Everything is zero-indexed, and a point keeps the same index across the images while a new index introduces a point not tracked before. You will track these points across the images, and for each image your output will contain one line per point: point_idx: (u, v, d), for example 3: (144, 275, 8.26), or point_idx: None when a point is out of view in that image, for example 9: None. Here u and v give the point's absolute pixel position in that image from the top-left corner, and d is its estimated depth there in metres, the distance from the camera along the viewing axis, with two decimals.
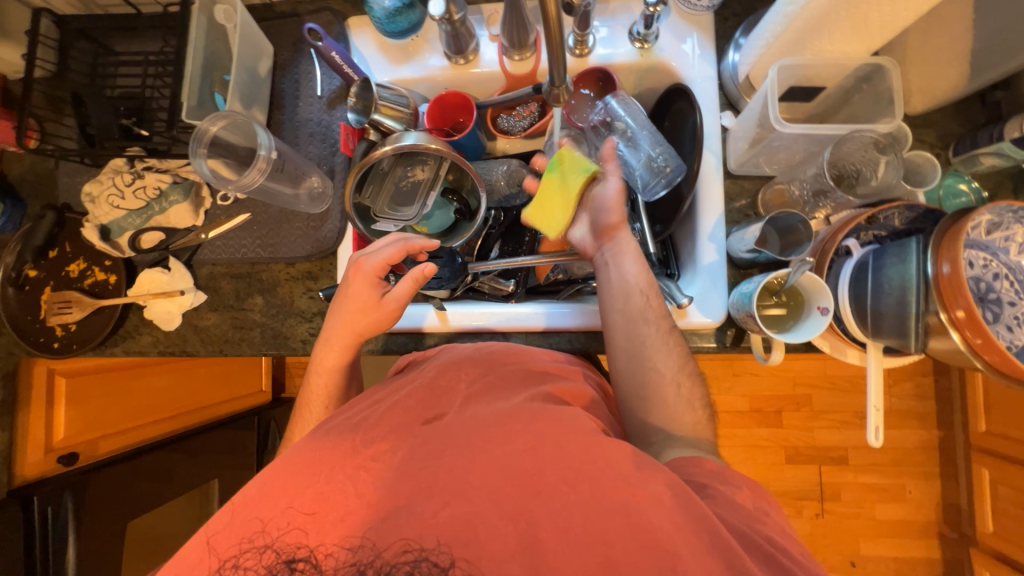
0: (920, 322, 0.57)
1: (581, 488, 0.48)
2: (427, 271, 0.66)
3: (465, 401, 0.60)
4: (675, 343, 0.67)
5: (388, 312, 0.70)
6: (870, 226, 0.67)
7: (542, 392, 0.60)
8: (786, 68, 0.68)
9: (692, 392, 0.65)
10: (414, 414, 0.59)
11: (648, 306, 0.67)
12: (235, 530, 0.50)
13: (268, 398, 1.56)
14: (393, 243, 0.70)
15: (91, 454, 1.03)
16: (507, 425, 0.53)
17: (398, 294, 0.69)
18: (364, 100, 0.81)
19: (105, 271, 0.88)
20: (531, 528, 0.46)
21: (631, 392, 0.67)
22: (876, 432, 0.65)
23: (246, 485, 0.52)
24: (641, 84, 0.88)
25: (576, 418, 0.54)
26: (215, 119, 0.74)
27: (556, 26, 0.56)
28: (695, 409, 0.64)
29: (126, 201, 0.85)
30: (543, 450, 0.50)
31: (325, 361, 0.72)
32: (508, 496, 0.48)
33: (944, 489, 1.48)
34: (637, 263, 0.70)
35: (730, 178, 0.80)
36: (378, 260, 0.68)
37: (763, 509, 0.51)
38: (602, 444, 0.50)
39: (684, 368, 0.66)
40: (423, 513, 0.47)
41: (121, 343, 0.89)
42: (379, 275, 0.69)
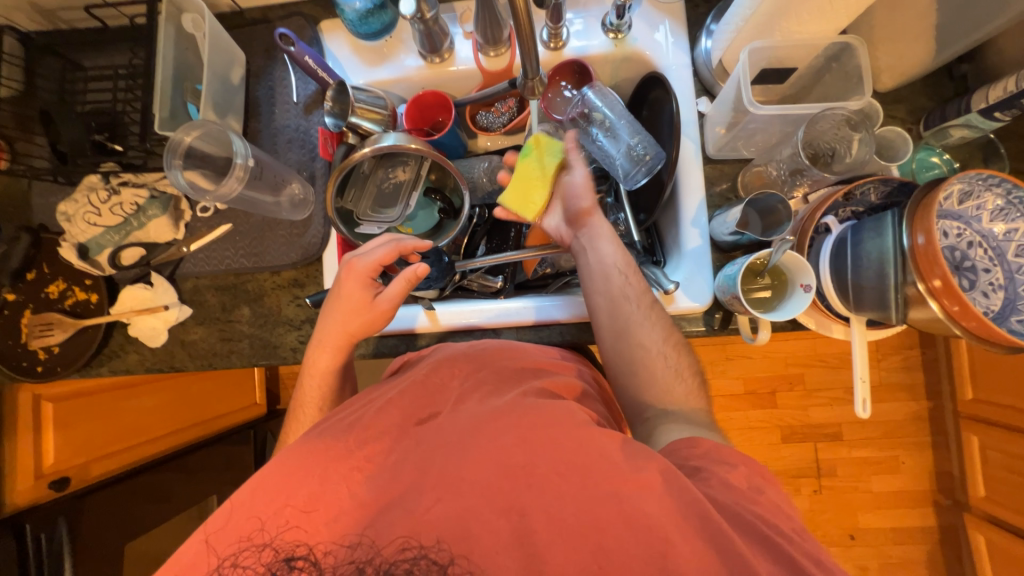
0: (899, 293, 0.58)
1: (575, 477, 0.48)
2: (420, 271, 0.67)
3: (458, 398, 0.60)
4: (658, 315, 0.68)
5: (381, 313, 0.70)
6: (848, 203, 0.68)
7: (536, 387, 0.60)
8: (758, 51, 0.69)
9: (680, 360, 0.66)
10: (408, 412, 0.59)
11: (627, 283, 0.69)
12: (231, 534, 0.49)
13: (262, 411, 1.54)
14: (385, 243, 0.70)
15: (83, 478, 1.01)
16: (498, 421, 0.53)
17: (390, 295, 0.69)
18: (341, 104, 0.80)
19: (85, 290, 0.86)
20: (524, 519, 0.47)
21: (620, 369, 0.67)
22: (864, 403, 0.67)
23: (246, 483, 0.52)
24: (616, 75, 0.88)
25: (570, 412, 0.54)
26: (188, 129, 0.74)
27: (527, 20, 0.56)
28: (682, 377, 0.65)
29: (102, 218, 0.83)
30: (535, 446, 0.50)
31: (319, 363, 0.71)
32: (502, 488, 0.48)
33: (935, 457, 1.51)
34: (611, 243, 0.72)
35: (709, 163, 0.81)
36: (370, 260, 0.68)
37: (759, 488, 0.50)
38: (594, 437, 0.51)
39: (670, 341, 0.67)
40: (421, 512, 0.47)
41: (107, 362, 0.87)
42: (371, 275, 0.69)
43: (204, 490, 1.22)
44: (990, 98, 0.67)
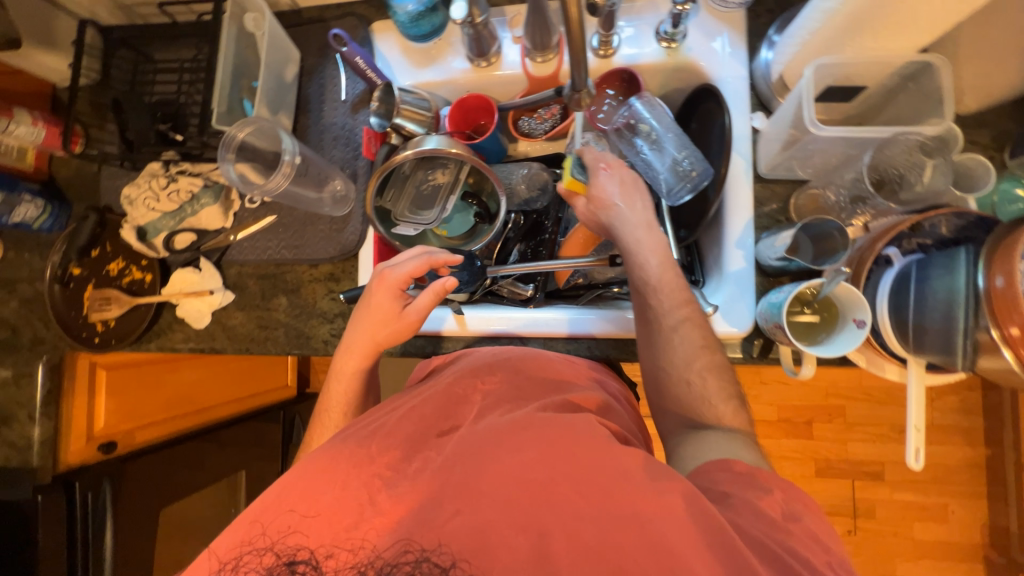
0: (969, 338, 0.53)
1: (598, 503, 0.46)
2: (449, 284, 0.66)
3: (481, 411, 0.59)
4: (687, 335, 0.63)
5: (408, 324, 0.70)
6: (913, 234, 0.63)
7: (558, 401, 0.58)
8: (824, 67, 0.64)
9: (708, 385, 0.61)
10: (429, 422, 0.58)
11: (650, 301, 0.66)
12: (238, 526, 0.50)
13: (292, 394, 1.59)
14: (417, 256, 0.70)
15: (129, 443, 1.07)
16: (519, 433, 0.52)
17: (418, 307, 0.69)
18: (386, 104, 0.82)
19: (141, 270, 0.92)
20: (543, 538, 0.45)
21: (647, 384, 0.67)
22: (917, 454, 0.61)
23: (257, 497, 0.51)
24: (666, 84, 0.85)
25: (591, 427, 0.52)
26: (243, 124, 0.76)
27: (584, 68, 0.63)
28: (713, 404, 0.61)
29: (161, 203, 0.88)
30: (556, 462, 0.48)
31: (344, 367, 0.72)
32: (522, 505, 0.47)
33: (991, 510, 1.38)
34: (641, 255, 0.68)
35: (760, 182, 0.76)
36: (402, 273, 0.68)
37: (793, 516, 0.47)
38: (615, 455, 0.48)
39: (695, 365, 0.62)
40: (438, 521, 0.47)
41: (155, 339, 0.92)
42: (402, 287, 0.69)
43: (236, 463, 1.27)
44: None
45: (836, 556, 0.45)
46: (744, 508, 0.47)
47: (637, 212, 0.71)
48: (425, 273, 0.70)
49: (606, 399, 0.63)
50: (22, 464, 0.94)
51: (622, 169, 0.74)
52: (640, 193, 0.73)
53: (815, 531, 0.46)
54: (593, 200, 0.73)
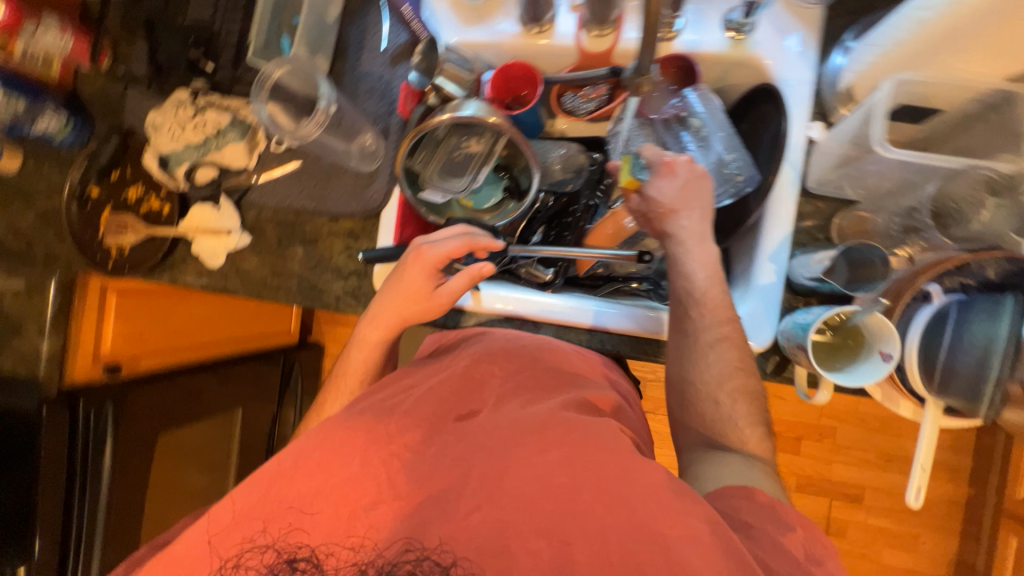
0: (999, 388, 0.56)
1: (624, 517, 0.45)
2: (486, 270, 0.67)
3: (498, 398, 0.60)
4: (723, 353, 0.62)
5: (438, 305, 0.70)
6: (958, 272, 0.58)
7: (578, 399, 0.57)
8: (905, 84, 0.59)
9: (736, 408, 0.62)
10: (447, 406, 0.58)
11: (691, 313, 0.64)
12: (231, 525, 0.49)
13: (293, 341, 1.60)
14: (457, 237, 0.69)
15: (133, 368, 1.08)
16: (543, 433, 0.51)
17: (451, 289, 0.68)
18: (428, 60, 0.81)
19: (161, 201, 0.90)
20: (565, 547, 0.45)
21: (670, 396, 0.67)
22: (917, 493, 0.61)
23: (273, 459, 0.52)
24: (724, 78, 0.80)
25: (617, 438, 0.51)
26: (280, 62, 0.74)
27: (653, 50, 0.57)
28: (738, 427, 0.62)
29: (186, 134, 0.86)
30: (584, 470, 0.48)
31: (368, 338, 0.72)
32: (545, 510, 0.46)
33: (961, 548, 1.40)
34: (687, 266, 0.66)
35: (805, 197, 0.73)
36: (440, 251, 0.67)
37: (816, 558, 0.47)
38: (643, 469, 0.48)
39: (725, 387, 0.62)
40: (456, 515, 0.47)
41: (168, 271, 0.91)
42: (438, 266, 0.68)
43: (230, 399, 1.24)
44: None
45: None
46: (765, 544, 0.47)
47: (694, 220, 0.67)
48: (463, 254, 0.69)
49: (619, 399, 0.63)
50: (29, 375, 0.95)
51: (687, 167, 0.67)
52: (702, 198, 0.67)
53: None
54: (648, 201, 0.69)
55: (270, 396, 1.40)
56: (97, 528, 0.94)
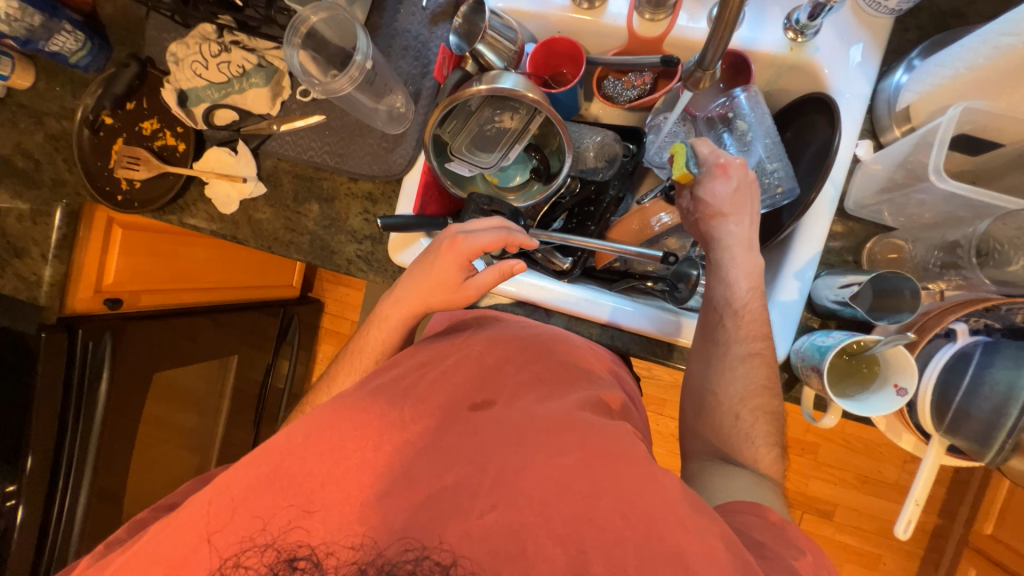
0: (1011, 436, 0.54)
1: (641, 530, 0.45)
2: (518, 268, 0.63)
3: (513, 390, 0.58)
4: (751, 370, 0.63)
5: (464, 297, 0.67)
6: (984, 313, 0.59)
7: (592, 398, 0.57)
8: (970, 112, 0.56)
9: (756, 427, 0.62)
10: (461, 393, 0.57)
11: (724, 323, 0.64)
12: (229, 509, 0.48)
13: (294, 295, 1.60)
14: (495, 229, 0.64)
15: (133, 305, 1.06)
16: (561, 433, 0.51)
17: (480, 283, 0.65)
18: (470, 24, 0.75)
19: (175, 137, 0.87)
20: (582, 552, 0.44)
21: (687, 402, 0.67)
22: (907, 525, 0.62)
23: (274, 434, 0.53)
24: (775, 82, 0.76)
25: (633, 443, 0.52)
26: (317, 8, 0.71)
27: (723, 42, 0.54)
28: (755, 445, 0.62)
29: (209, 72, 0.83)
30: (599, 473, 0.48)
31: (390, 318, 0.70)
32: (561, 516, 0.46)
33: (919, 571, 1.45)
34: (731, 274, 0.64)
35: (840, 217, 0.71)
36: (476, 244, 0.63)
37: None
38: (659, 479, 0.48)
39: (746, 404, 0.63)
40: (471, 514, 0.47)
41: (178, 213, 0.88)
42: (470, 258, 0.64)
43: (226, 343, 1.22)
44: None
45: None
46: (780, 566, 0.45)
47: (743, 228, 0.66)
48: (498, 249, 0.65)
49: (626, 399, 0.62)
50: (30, 299, 0.91)
51: (741, 171, 0.66)
52: (752, 205, 0.66)
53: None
54: (699, 200, 0.68)
55: (267, 346, 1.39)
56: (86, 470, 0.92)
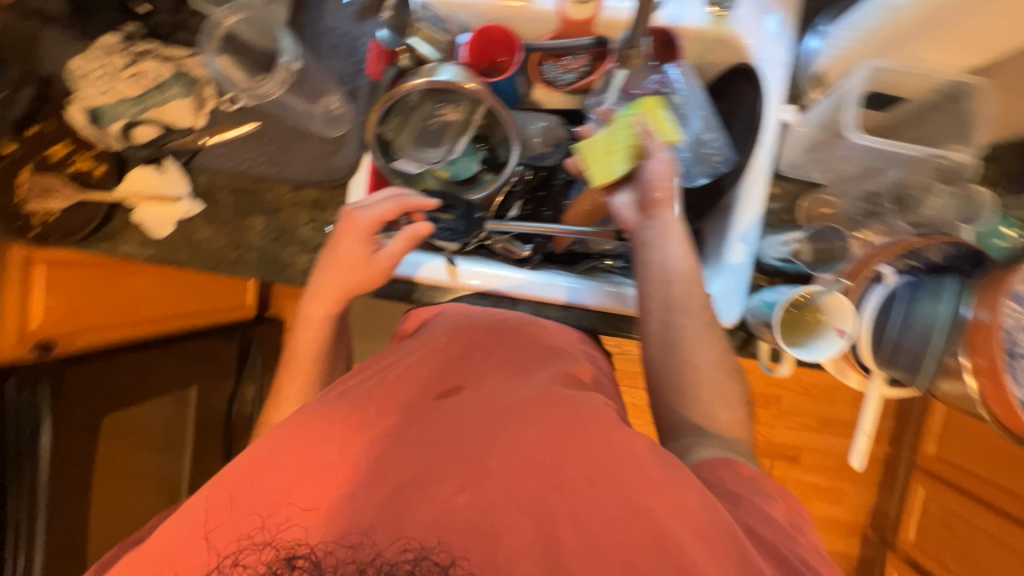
0: (937, 361, 0.60)
1: (609, 489, 0.47)
2: (423, 230, 0.67)
3: (482, 374, 0.59)
4: (717, 334, 0.63)
5: (379, 271, 0.68)
6: (906, 255, 0.62)
7: (564, 372, 0.58)
8: (878, 72, 0.61)
9: (730, 388, 0.62)
10: (430, 383, 0.57)
11: (693, 291, 0.63)
12: (206, 532, 0.47)
13: (249, 315, 1.50)
14: (388, 199, 0.68)
15: (69, 346, 0.95)
16: (528, 411, 0.52)
17: (390, 252, 0.68)
18: (400, 17, 0.73)
19: (91, 160, 0.79)
20: (552, 527, 0.46)
21: (660, 381, 0.64)
22: (860, 455, 0.67)
23: (253, 446, 0.51)
24: (703, 56, 0.79)
25: (600, 409, 0.53)
26: (233, 9, 0.68)
27: None
28: (730, 408, 0.62)
29: (118, 86, 0.75)
30: (564, 444, 0.49)
31: (311, 314, 0.70)
32: (530, 488, 0.47)
33: (877, 496, 1.59)
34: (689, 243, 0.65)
35: (777, 179, 0.75)
36: (371, 215, 0.66)
37: (798, 527, 0.52)
38: (627, 441, 0.49)
39: (722, 367, 0.62)
40: (440, 498, 0.47)
41: (106, 241, 0.82)
42: (372, 231, 0.67)
43: (180, 378, 1.15)
44: None
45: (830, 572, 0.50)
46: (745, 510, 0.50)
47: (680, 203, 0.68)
48: (396, 216, 0.68)
49: (597, 372, 0.64)
50: None
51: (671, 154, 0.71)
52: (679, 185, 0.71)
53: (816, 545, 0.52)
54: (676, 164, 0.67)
55: (229, 373, 1.32)
56: (38, 521, 0.87)
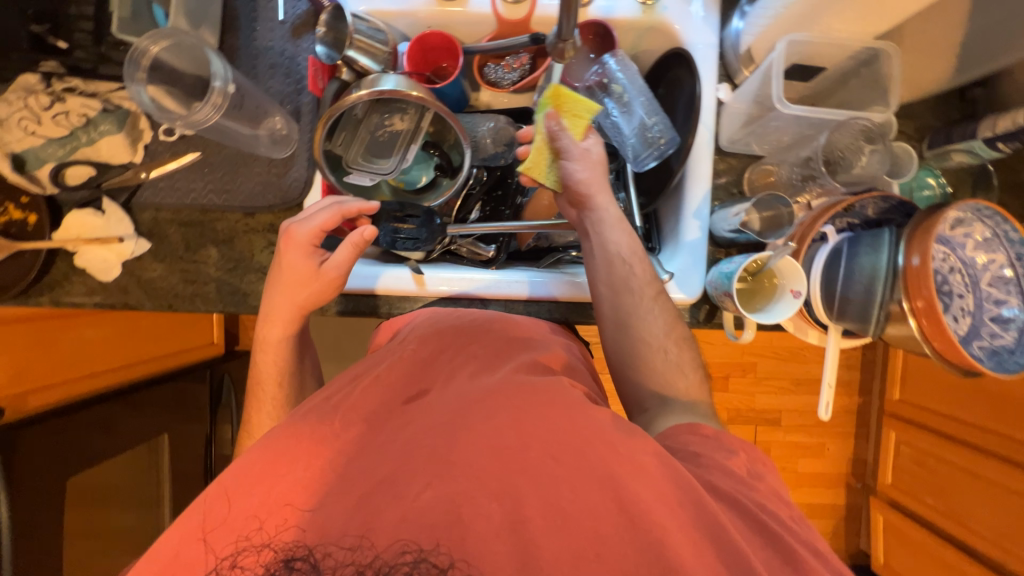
0: (882, 310, 0.62)
1: (572, 465, 0.47)
2: (368, 235, 0.65)
3: (449, 372, 0.60)
4: (663, 306, 0.68)
5: (329, 282, 0.67)
6: (846, 213, 0.68)
7: (530, 360, 0.59)
8: (795, 44, 0.66)
9: (682, 354, 0.67)
10: (395, 391, 0.59)
11: (633, 271, 0.67)
12: (184, 575, 0.44)
13: (220, 352, 1.42)
14: (326, 208, 0.67)
15: (19, 410, 0.88)
16: (491, 400, 0.52)
17: (337, 261, 0.66)
18: (335, 32, 0.73)
19: (21, 209, 0.75)
20: (517, 506, 0.45)
21: (620, 355, 0.69)
22: (826, 406, 0.71)
23: (235, 462, 0.51)
24: (639, 45, 0.82)
25: (567, 391, 0.54)
26: (156, 37, 0.65)
27: (573, 17, 0.60)
28: (686, 372, 0.66)
29: (43, 127, 0.72)
30: (529, 428, 0.49)
31: (269, 337, 0.70)
32: (492, 473, 0.46)
33: (856, 447, 1.67)
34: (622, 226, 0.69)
35: (721, 155, 0.79)
36: (310, 227, 0.65)
37: (757, 474, 0.53)
38: (590, 416, 0.51)
39: (672, 335, 0.67)
40: (407, 497, 0.45)
41: (47, 291, 0.77)
42: (314, 243, 0.66)
43: (152, 426, 1.10)
44: (998, 128, 0.67)
45: (798, 516, 0.52)
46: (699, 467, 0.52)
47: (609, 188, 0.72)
48: (337, 225, 0.67)
49: (570, 358, 0.65)
50: None
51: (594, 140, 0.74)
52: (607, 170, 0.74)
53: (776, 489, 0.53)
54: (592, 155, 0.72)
55: (202, 416, 1.26)
56: None
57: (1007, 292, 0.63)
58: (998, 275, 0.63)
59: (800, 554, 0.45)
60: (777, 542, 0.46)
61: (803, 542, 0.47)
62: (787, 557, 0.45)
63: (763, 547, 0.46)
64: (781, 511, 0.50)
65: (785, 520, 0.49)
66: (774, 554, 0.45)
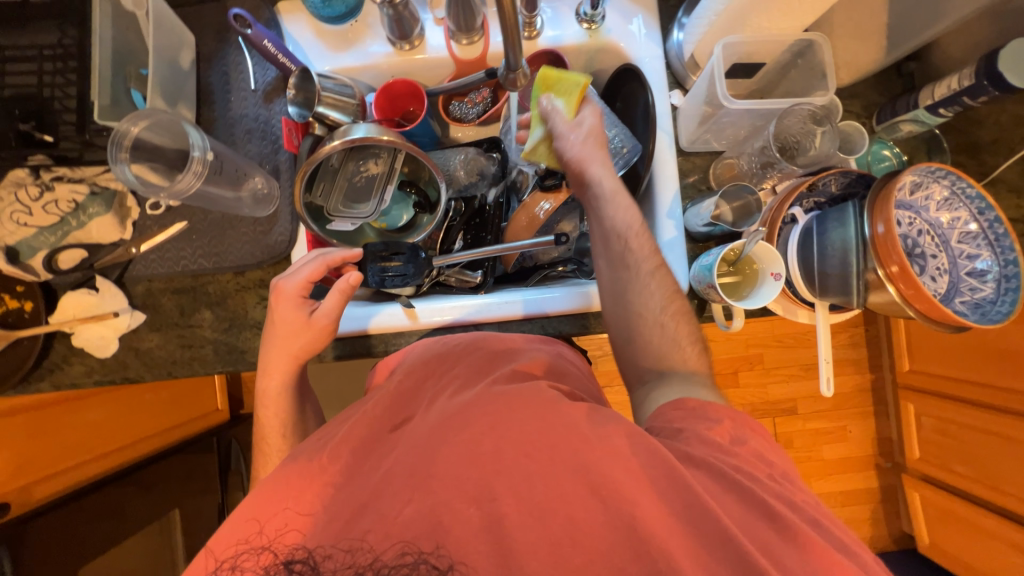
0: (861, 278, 0.63)
1: (546, 460, 0.47)
2: (353, 279, 0.65)
3: (432, 395, 0.61)
4: (661, 281, 0.68)
5: (322, 330, 0.68)
6: (811, 194, 0.71)
7: (509, 370, 0.60)
8: (731, 46, 0.71)
9: (679, 329, 0.67)
10: (381, 420, 0.59)
11: (629, 246, 0.68)
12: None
13: (226, 417, 1.39)
14: (312, 260, 0.68)
15: (26, 502, 0.85)
16: (467, 412, 0.52)
17: (326, 310, 0.67)
18: (304, 92, 0.76)
19: (18, 298, 0.77)
20: (494, 504, 0.45)
21: (618, 336, 0.70)
22: (828, 382, 0.71)
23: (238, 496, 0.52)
24: (591, 64, 0.87)
25: (540, 390, 0.54)
26: (135, 119, 0.68)
27: (518, 48, 0.63)
28: (682, 346, 0.66)
29: (35, 217, 0.75)
30: (502, 429, 0.49)
31: (269, 389, 0.71)
32: (471, 478, 0.47)
33: (878, 425, 1.65)
34: (619, 202, 0.69)
35: (683, 155, 0.82)
36: (297, 280, 0.67)
37: (740, 440, 0.53)
38: (564, 411, 0.51)
39: (668, 311, 0.67)
40: (390, 513, 0.46)
41: (47, 376, 0.78)
42: (303, 294, 0.68)
43: (159, 505, 1.09)
44: (936, 95, 0.71)
45: (783, 475, 0.52)
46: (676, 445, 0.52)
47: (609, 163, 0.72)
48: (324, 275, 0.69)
49: (555, 363, 0.65)
50: None
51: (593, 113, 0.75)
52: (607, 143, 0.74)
53: (760, 452, 0.53)
54: (586, 132, 0.73)
55: (210, 486, 1.25)
56: None
57: (978, 246, 0.64)
58: (965, 231, 0.65)
59: (786, 517, 0.45)
60: (762, 507, 0.46)
61: (788, 503, 0.47)
62: (766, 514, 0.46)
63: (749, 515, 0.46)
64: (760, 471, 0.50)
65: (768, 483, 0.49)
66: (757, 517, 0.46)
